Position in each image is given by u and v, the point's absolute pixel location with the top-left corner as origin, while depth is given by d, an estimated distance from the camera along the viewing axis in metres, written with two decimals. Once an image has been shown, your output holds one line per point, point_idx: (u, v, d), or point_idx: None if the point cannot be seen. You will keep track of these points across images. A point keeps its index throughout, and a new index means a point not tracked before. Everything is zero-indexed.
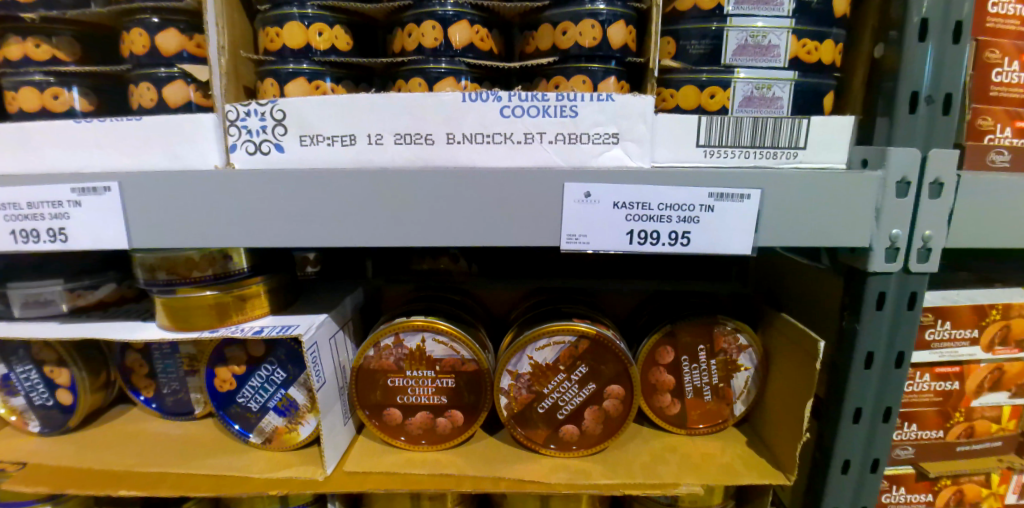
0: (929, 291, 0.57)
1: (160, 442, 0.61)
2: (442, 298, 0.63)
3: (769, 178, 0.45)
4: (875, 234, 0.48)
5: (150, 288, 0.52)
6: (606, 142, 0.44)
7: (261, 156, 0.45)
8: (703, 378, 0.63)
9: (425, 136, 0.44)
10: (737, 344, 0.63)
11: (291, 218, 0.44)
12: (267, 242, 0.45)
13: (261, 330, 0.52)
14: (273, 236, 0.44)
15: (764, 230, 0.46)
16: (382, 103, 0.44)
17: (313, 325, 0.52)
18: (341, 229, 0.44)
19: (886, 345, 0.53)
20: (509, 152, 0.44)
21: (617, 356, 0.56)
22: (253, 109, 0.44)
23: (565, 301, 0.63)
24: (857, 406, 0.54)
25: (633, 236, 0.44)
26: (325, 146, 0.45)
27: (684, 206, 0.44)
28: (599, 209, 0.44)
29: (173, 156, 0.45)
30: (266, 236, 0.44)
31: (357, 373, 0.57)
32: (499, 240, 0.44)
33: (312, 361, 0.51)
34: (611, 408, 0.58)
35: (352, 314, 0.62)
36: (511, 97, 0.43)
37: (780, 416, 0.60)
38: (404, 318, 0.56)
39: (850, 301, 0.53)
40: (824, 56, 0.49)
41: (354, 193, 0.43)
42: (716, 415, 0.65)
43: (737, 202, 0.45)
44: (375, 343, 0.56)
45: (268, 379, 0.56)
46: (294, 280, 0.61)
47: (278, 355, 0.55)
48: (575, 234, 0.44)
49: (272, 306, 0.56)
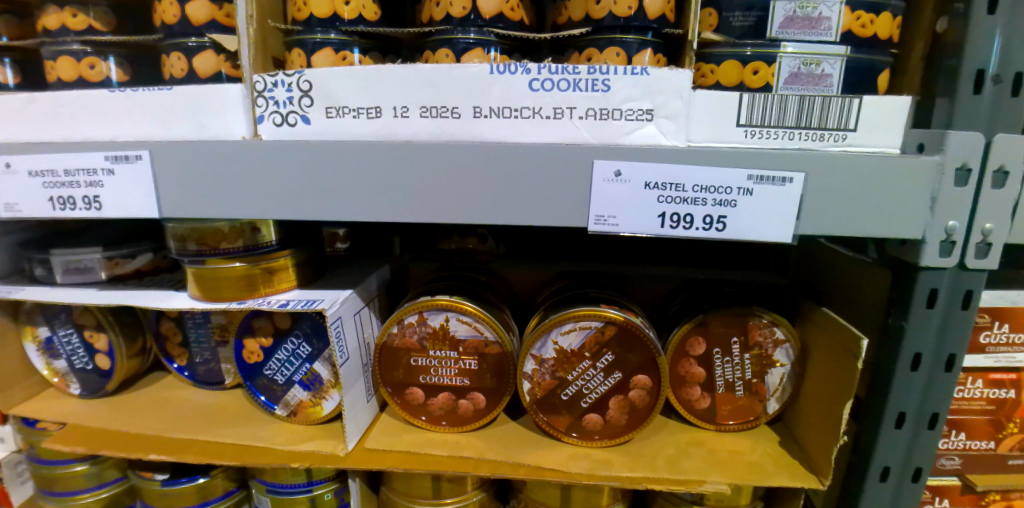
0: (987, 290, 0.53)
1: (190, 410, 0.63)
2: (466, 279, 0.62)
3: (816, 160, 0.42)
4: (929, 225, 0.45)
5: (181, 258, 0.53)
6: (640, 118, 0.42)
7: (288, 127, 0.45)
8: (735, 372, 0.61)
9: (450, 109, 0.43)
10: (773, 337, 0.60)
11: (316, 191, 0.44)
12: (292, 214, 0.45)
13: (286, 304, 0.52)
14: (298, 208, 0.44)
15: (806, 217, 0.43)
16: (409, 74, 0.43)
17: (338, 300, 0.52)
18: (363, 203, 0.44)
19: (936, 347, 0.49)
20: (536, 128, 0.43)
21: (644, 345, 0.55)
22: (280, 80, 0.44)
23: (592, 286, 0.61)
24: (900, 410, 0.51)
25: (664, 219, 0.42)
26: (351, 119, 0.44)
27: (719, 188, 0.42)
28: (629, 189, 0.42)
29: (203, 127, 0.46)
30: (290, 209, 0.44)
31: (380, 351, 0.57)
32: (523, 218, 0.43)
33: (336, 335, 0.50)
34: (637, 399, 0.56)
35: (377, 291, 0.61)
36: (540, 70, 0.42)
37: (816, 417, 0.57)
38: (428, 297, 0.55)
39: (898, 297, 0.49)
40: (881, 29, 0.46)
41: (379, 167, 0.43)
42: (747, 412, 0.62)
43: (778, 185, 0.42)
44: (398, 321, 0.55)
45: (294, 353, 0.56)
46: (321, 254, 0.61)
47: (303, 329, 0.55)
48: (603, 214, 0.42)
49: (299, 280, 0.57)
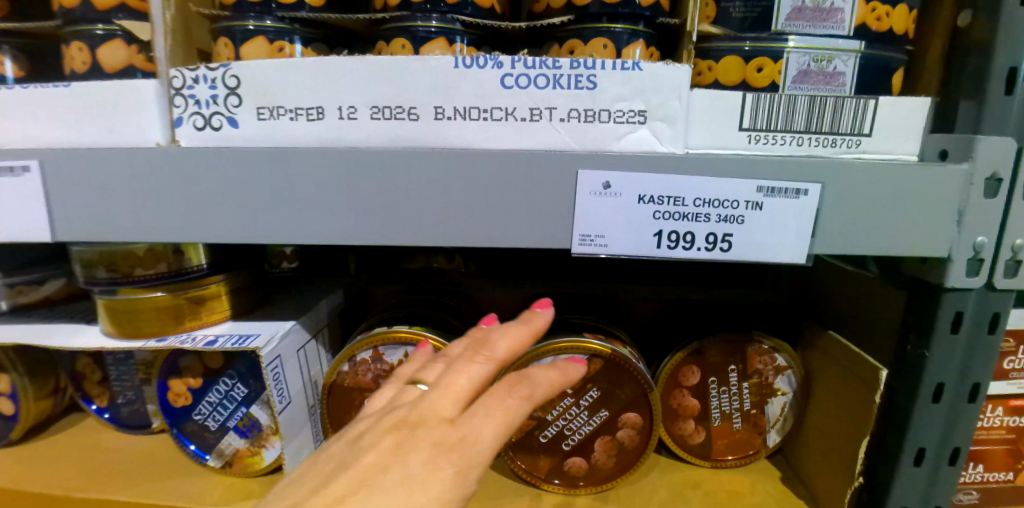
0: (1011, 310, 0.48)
1: (110, 460, 0.54)
2: (431, 304, 0.54)
3: (832, 169, 0.36)
4: (954, 242, 0.39)
5: (91, 288, 0.45)
6: (631, 121, 0.36)
7: (212, 132, 0.38)
8: (732, 403, 0.56)
9: (407, 110, 0.36)
10: (774, 365, 0.55)
11: (245, 207, 0.36)
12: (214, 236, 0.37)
13: (214, 341, 0.44)
14: (225, 227, 0.37)
15: (822, 234, 0.37)
16: (354, 69, 0.35)
17: (278, 337, 0.44)
18: (303, 222, 0.36)
19: (959, 376, 0.44)
20: (509, 133, 0.36)
21: (634, 378, 0.50)
22: (201, 75, 0.37)
23: (575, 311, 0.55)
24: (920, 447, 0.46)
25: (661, 238, 0.36)
26: (289, 121, 0.37)
27: (725, 202, 0.36)
28: (619, 204, 0.35)
29: (109, 132, 0.38)
30: (215, 227, 0.37)
31: (329, 391, 0.49)
32: (495, 239, 0.36)
33: (273, 377, 0.43)
34: (624, 439, 0.52)
35: (328, 320, 0.54)
36: (515, 63, 0.35)
37: (824, 453, 0.53)
38: (387, 328, 0.48)
39: (917, 321, 0.44)
40: (896, 23, 0.41)
41: (319, 179, 0.35)
42: (746, 446, 0.58)
43: (791, 198, 0.36)
44: (350, 357, 0.48)
45: (228, 395, 0.48)
46: (262, 276, 0.54)
47: (238, 367, 0.47)
48: (588, 234, 0.35)
49: (232, 309, 0.48)
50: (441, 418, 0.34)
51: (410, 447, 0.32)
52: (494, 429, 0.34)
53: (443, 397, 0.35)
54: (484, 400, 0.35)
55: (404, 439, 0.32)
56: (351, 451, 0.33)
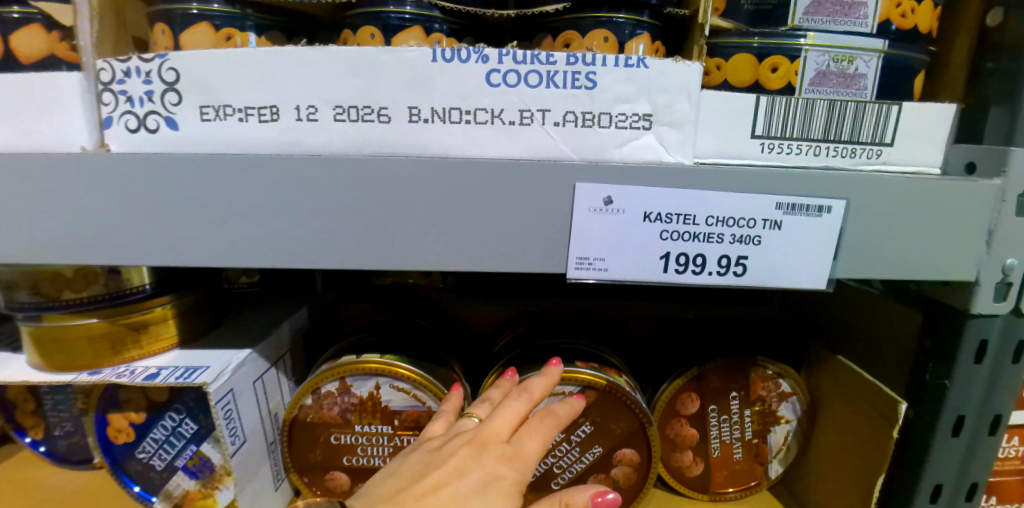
0: None
1: (42, 502, 0.48)
2: (405, 325, 0.49)
3: (858, 185, 0.32)
4: (983, 265, 0.36)
5: (13, 314, 0.39)
6: (634, 127, 0.31)
7: (148, 134, 0.32)
8: (733, 432, 0.53)
9: (376, 110, 0.30)
10: (778, 391, 0.52)
11: (176, 222, 0.30)
12: (142, 254, 0.31)
13: (155, 375, 0.38)
14: (148, 248, 0.30)
15: (844, 258, 0.34)
16: (312, 61, 0.30)
17: (228, 368, 0.39)
18: (249, 240, 0.30)
19: (980, 406, 0.41)
20: (495, 138, 0.31)
21: (631, 411, 0.47)
22: (133, 66, 0.31)
23: (563, 333, 0.51)
24: (937, 482, 0.42)
25: (668, 261, 0.32)
26: (236, 122, 0.31)
27: (741, 221, 0.32)
28: (622, 223, 0.31)
29: (23, 133, 0.32)
30: (139, 247, 0.30)
31: (291, 428, 0.44)
32: (477, 261, 0.31)
33: (223, 415, 0.38)
34: (620, 477, 0.49)
35: (290, 343, 0.48)
36: (503, 57, 0.30)
37: (831, 488, 0.50)
38: (355, 356, 0.43)
39: (937, 348, 0.41)
40: (921, 21, 0.37)
41: (268, 190, 0.30)
42: (747, 476, 0.54)
43: (813, 217, 0.32)
44: (313, 390, 0.43)
45: (174, 432, 0.42)
46: (217, 294, 0.48)
47: (185, 401, 0.41)
48: (586, 257, 0.31)
49: (179, 335, 0.42)
50: (500, 439, 0.36)
51: (477, 461, 0.34)
52: (539, 445, 0.36)
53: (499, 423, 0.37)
54: (528, 424, 0.37)
55: (472, 455, 0.34)
56: (418, 466, 0.35)
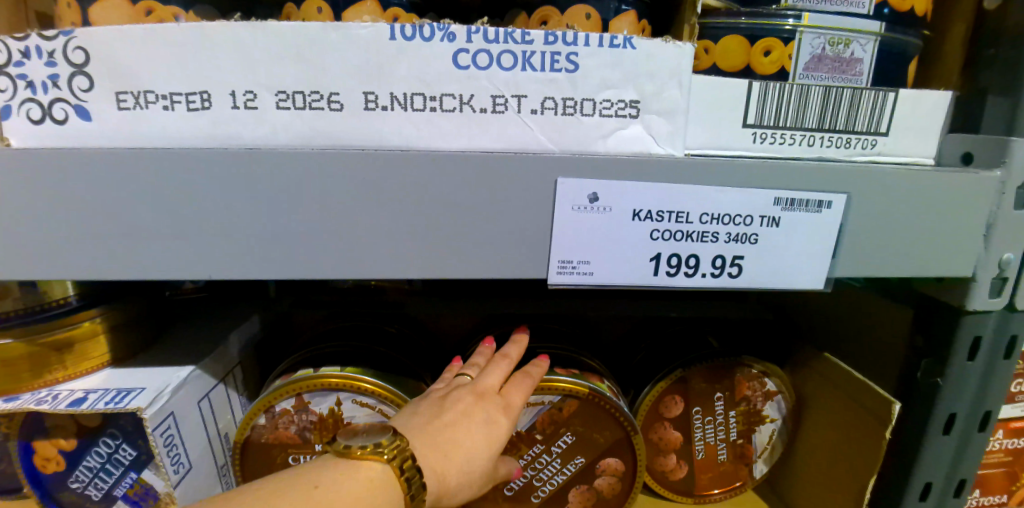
0: None
1: None
2: (370, 333, 0.46)
3: (858, 177, 0.30)
4: (981, 261, 0.34)
5: None
6: (620, 115, 0.28)
7: (53, 125, 0.27)
8: (717, 433, 0.51)
9: (326, 96, 0.26)
10: (763, 390, 0.50)
11: (81, 231, 0.25)
12: (131, 252, 0.26)
13: (82, 401, 0.34)
14: (136, 245, 0.25)
15: (843, 256, 0.31)
16: (249, 39, 0.25)
17: (169, 389, 0.35)
18: (176, 250, 0.26)
19: (973, 403, 0.39)
20: (465, 128, 0.27)
21: (616, 420, 0.45)
22: (34, 46, 0.25)
23: (536, 339, 0.49)
24: (928, 480, 0.40)
25: (659, 263, 0.29)
26: (160, 111, 0.26)
27: (737, 218, 0.29)
28: (608, 222, 0.28)
29: None
30: (109, 248, 0.25)
31: (242, 450, 0.41)
32: (442, 268, 0.27)
33: (164, 444, 0.34)
34: (604, 487, 0.47)
35: (241, 357, 0.45)
36: (473, 35, 0.26)
37: (818, 489, 0.49)
38: (312, 371, 0.40)
39: (930, 345, 0.39)
40: (917, 4, 0.35)
41: (198, 190, 0.25)
42: (732, 477, 0.53)
43: (812, 213, 0.30)
44: (267, 409, 0.40)
45: (110, 459, 0.37)
46: (156, 303, 0.43)
47: (122, 426, 0.35)
48: (568, 260, 0.28)
49: (113, 352, 0.38)
50: (495, 391, 0.40)
51: (483, 406, 0.38)
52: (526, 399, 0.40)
53: (492, 377, 0.40)
54: (513, 381, 0.41)
55: (478, 402, 0.38)
56: (430, 409, 0.37)
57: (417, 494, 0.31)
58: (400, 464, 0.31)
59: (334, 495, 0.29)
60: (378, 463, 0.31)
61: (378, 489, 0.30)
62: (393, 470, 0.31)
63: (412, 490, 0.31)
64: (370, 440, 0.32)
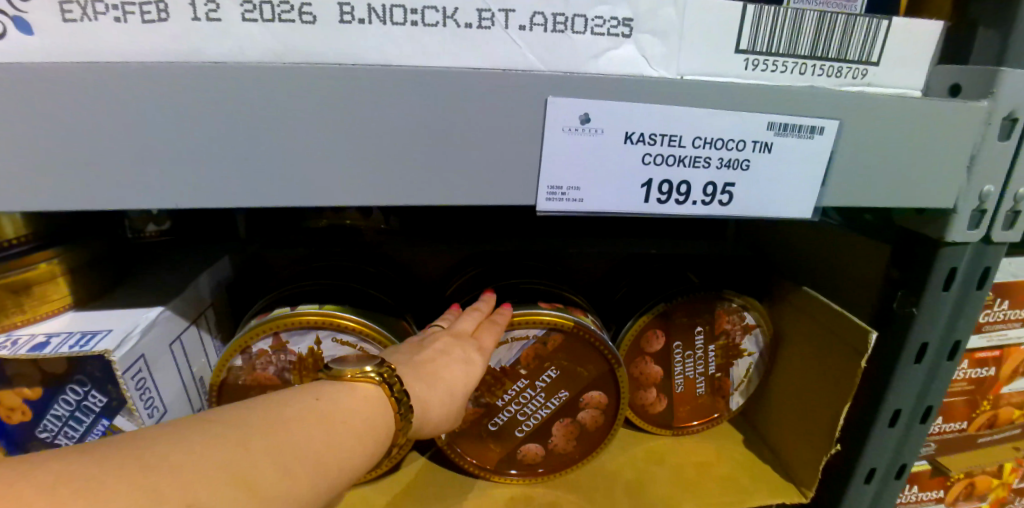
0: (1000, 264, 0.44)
1: None
2: (349, 272, 0.45)
3: (851, 102, 0.30)
4: (963, 191, 0.35)
5: None
6: (613, 33, 0.26)
7: None
8: (696, 367, 0.52)
9: (294, 6, 0.23)
10: (742, 324, 0.51)
11: (17, 154, 0.22)
12: (83, 178, 0.23)
13: (46, 345, 0.32)
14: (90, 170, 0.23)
15: (831, 185, 0.31)
16: None
17: (134, 333, 0.34)
18: (136, 176, 0.24)
19: (944, 333, 0.40)
20: (449, 46, 0.25)
21: (599, 354, 0.46)
22: None
23: (517, 275, 0.49)
24: (897, 407, 0.42)
25: (650, 190, 0.29)
26: (111, 24, 0.23)
27: (728, 142, 0.28)
28: (599, 146, 0.27)
29: None
30: (59, 175, 0.23)
31: (219, 391, 0.42)
32: (426, 194, 0.26)
33: (135, 387, 0.34)
34: (587, 420, 0.48)
35: (212, 298, 0.45)
36: None
37: (790, 419, 0.51)
38: (289, 309, 0.40)
39: (908, 277, 0.40)
40: None
41: (153, 110, 0.23)
42: (709, 409, 0.55)
43: (804, 139, 0.29)
44: (243, 351, 0.40)
45: (82, 407, 0.35)
46: (115, 246, 0.41)
47: (89, 371, 0.34)
48: (560, 185, 0.27)
49: (72, 294, 0.36)
50: (467, 333, 0.41)
51: (459, 346, 0.39)
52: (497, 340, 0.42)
53: (465, 321, 0.42)
54: (484, 325, 0.42)
55: (453, 343, 0.39)
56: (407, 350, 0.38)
57: (406, 413, 0.32)
58: (391, 385, 0.32)
59: (337, 409, 0.29)
60: (370, 385, 0.31)
61: (374, 407, 0.31)
62: (384, 392, 0.32)
63: (401, 409, 0.32)
64: (360, 366, 0.32)
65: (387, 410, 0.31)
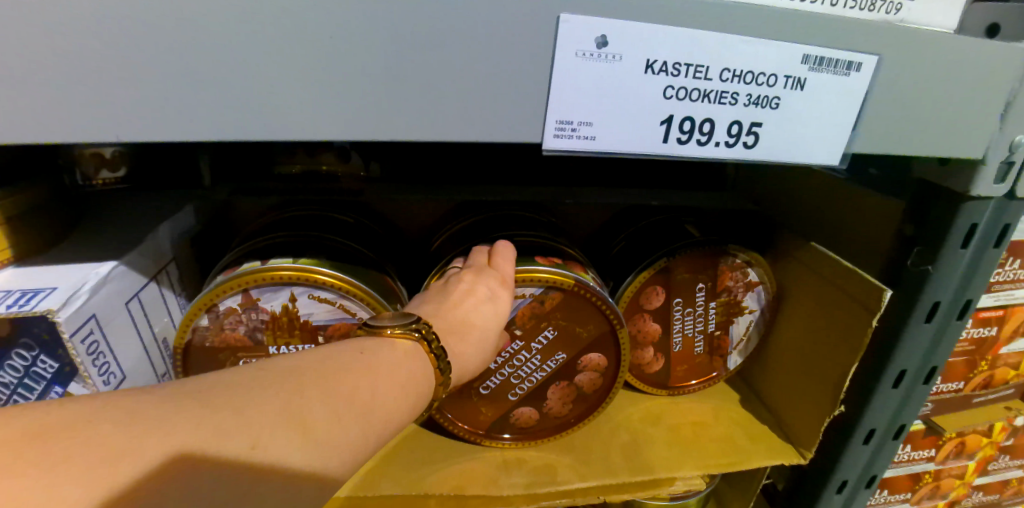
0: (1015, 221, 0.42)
1: None
2: (323, 223, 0.42)
3: (895, 33, 0.26)
4: (993, 141, 0.32)
5: None
6: None
7: None
8: (696, 324, 0.51)
9: None
10: (744, 281, 0.50)
11: None
12: None
13: None
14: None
15: (863, 127, 0.28)
16: None
17: (84, 292, 0.31)
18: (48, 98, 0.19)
19: (957, 292, 0.39)
20: None
21: (597, 314, 0.43)
22: None
23: (509, 226, 0.46)
24: (902, 367, 0.41)
25: (670, 128, 0.26)
26: None
27: (760, 76, 0.25)
28: (616, 75, 0.23)
29: None
30: None
31: (183, 353, 0.39)
32: (417, 128, 0.23)
33: (85, 350, 0.31)
34: (584, 383, 0.47)
35: (175, 251, 0.41)
36: None
37: (789, 379, 0.50)
38: (259, 264, 0.37)
39: (925, 232, 0.38)
40: None
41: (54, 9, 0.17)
42: (707, 369, 0.54)
43: (840, 75, 0.26)
44: (208, 308, 0.37)
45: (32, 374, 0.30)
46: (61, 193, 0.37)
47: (37, 334, 0.30)
48: (570, 120, 0.24)
49: (12, 249, 0.32)
50: (483, 264, 0.41)
51: (480, 279, 0.39)
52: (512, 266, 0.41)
53: (480, 256, 0.41)
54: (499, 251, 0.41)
55: (474, 275, 0.39)
56: (435, 299, 0.39)
57: (443, 369, 0.34)
58: (430, 341, 0.33)
59: (383, 363, 0.30)
60: (409, 340, 0.33)
61: (412, 358, 0.32)
62: (423, 348, 0.33)
63: (440, 364, 0.33)
64: (397, 322, 0.34)
65: (426, 366, 0.33)
